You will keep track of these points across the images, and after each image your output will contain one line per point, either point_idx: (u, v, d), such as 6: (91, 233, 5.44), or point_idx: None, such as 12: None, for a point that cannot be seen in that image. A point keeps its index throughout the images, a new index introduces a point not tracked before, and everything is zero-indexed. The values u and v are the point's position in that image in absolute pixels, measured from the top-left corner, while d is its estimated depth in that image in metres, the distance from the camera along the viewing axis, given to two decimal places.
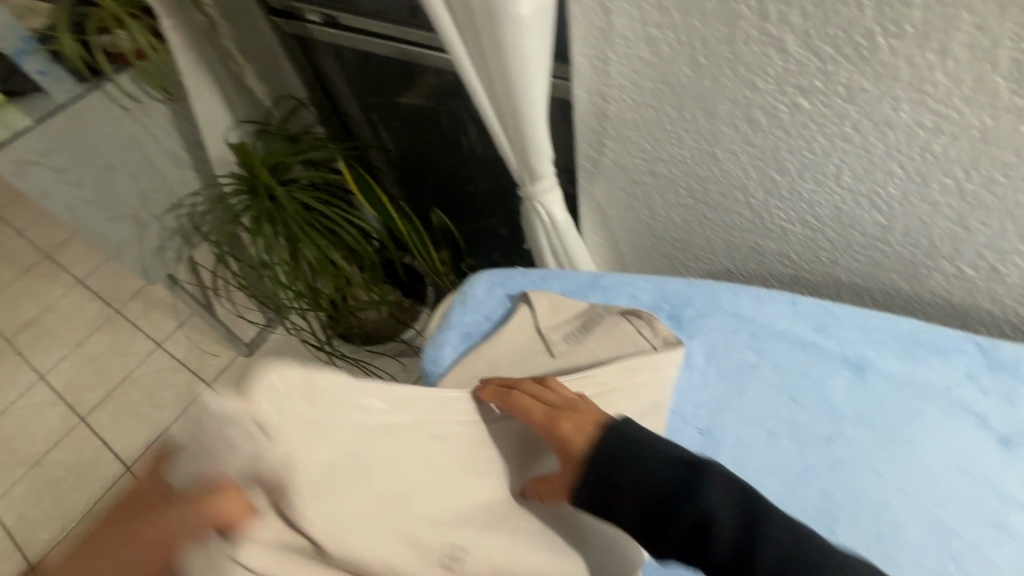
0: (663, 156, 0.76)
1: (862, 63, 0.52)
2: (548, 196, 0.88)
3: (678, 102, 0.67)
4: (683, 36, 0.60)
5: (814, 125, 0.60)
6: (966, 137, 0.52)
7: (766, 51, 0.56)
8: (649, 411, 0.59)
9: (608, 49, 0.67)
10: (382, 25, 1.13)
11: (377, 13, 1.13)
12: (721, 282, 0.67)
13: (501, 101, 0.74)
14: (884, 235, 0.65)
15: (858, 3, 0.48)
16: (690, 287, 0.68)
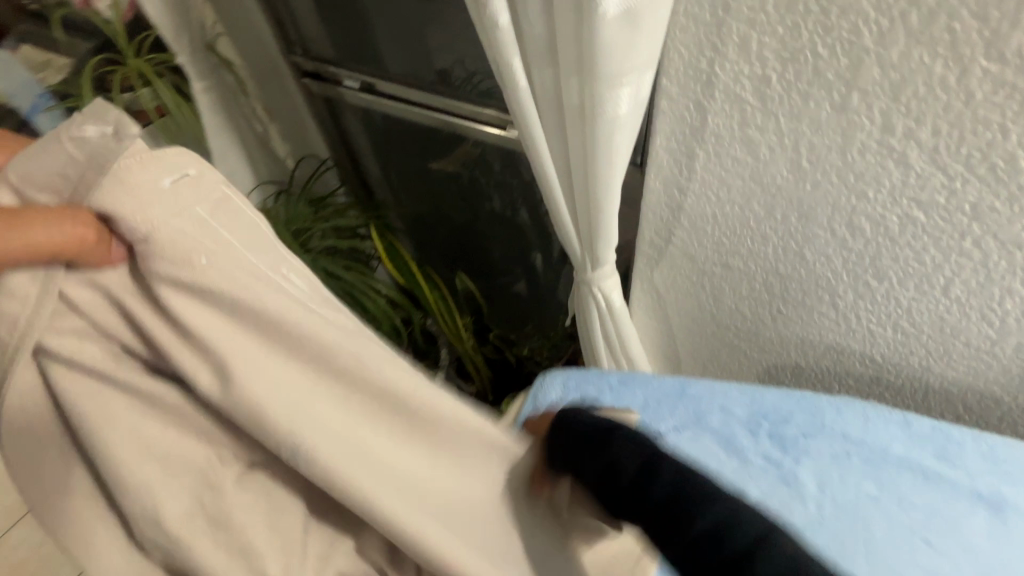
0: (742, 251, 0.72)
1: (997, 184, 0.49)
2: (607, 283, 0.84)
3: (770, 202, 0.64)
4: (789, 140, 0.57)
5: (928, 237, 0.56)
6: None
7: (885, 163, 0.53)
8: None
9: (697, 145, 0.64)
10: (425, 95, 1.08)
11: (421, 82, 1.08)
12: (821, 396, 0.62)
13: (578, 192, 0.69)
14: (991, 347, 0.62)
15: (1003, 127, 0.46)
16: (788, 401, 0.63)
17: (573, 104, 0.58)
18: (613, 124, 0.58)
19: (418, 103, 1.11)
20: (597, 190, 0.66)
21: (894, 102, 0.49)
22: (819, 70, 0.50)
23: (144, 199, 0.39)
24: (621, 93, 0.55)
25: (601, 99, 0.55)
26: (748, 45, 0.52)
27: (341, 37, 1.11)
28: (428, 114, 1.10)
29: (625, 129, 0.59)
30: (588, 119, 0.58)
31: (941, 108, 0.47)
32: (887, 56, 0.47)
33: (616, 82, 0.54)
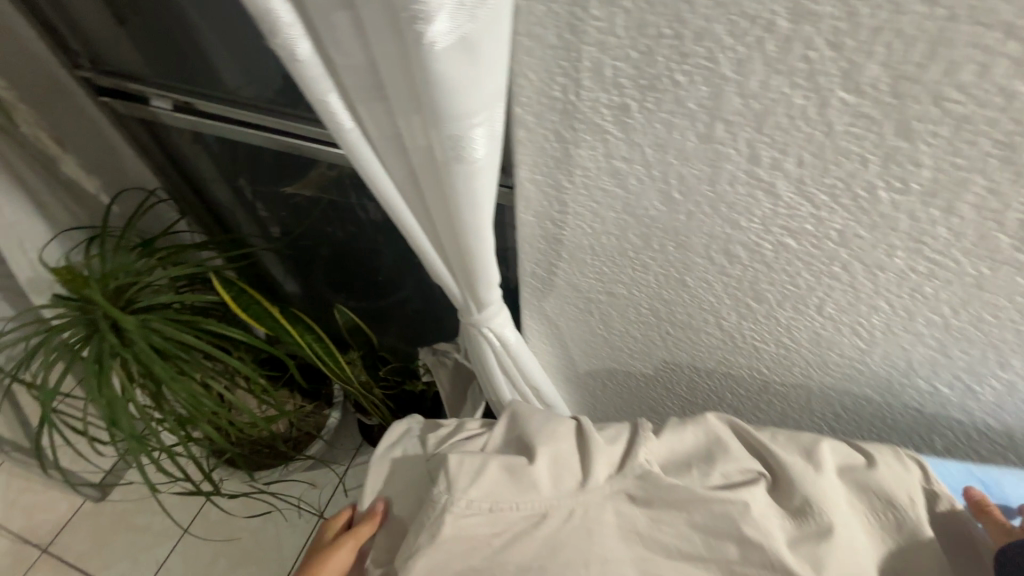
0: (623, 279, 0.68)
1: (860, 213, 0.47)
2: (496, 321, 0.77)
3: (644, 233, 0.59)
4: (656, 172, 0.52)
5: (800, 262, 0.54)
6: (959, 283, 0.49)
7: (754, 193, 0.50)
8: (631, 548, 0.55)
9: (564, 176, 0.57)
10: (305, 126, 0.94)
11: (298, 112, 0.93)
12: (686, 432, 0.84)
13: (445, 232, 0.59)
14: (862, 356, 0.63)
15: (863, 158, 0.43)
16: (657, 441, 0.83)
17: (422, 145, 0.48)
18: (475, 167, 0.49)
19: (295, 135, 0.97)
20: (467, 233, 0.57)
21: (758, 132, 0.45)
22: (680, 99, 0.45)
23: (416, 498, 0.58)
24: (477, 133, 0.46)
25: (455, 141, 0.46)
26: (602, 71, 0.45)
27: (170, 62, 0.96)
28: (313, 146, 0.96)
29: (488, 169, 0.50)
30: (445, 165, 0.48)
31: (804, 139, 0.44)
32: (746, 84, 0.42)
33: (470, 123, 0.45)
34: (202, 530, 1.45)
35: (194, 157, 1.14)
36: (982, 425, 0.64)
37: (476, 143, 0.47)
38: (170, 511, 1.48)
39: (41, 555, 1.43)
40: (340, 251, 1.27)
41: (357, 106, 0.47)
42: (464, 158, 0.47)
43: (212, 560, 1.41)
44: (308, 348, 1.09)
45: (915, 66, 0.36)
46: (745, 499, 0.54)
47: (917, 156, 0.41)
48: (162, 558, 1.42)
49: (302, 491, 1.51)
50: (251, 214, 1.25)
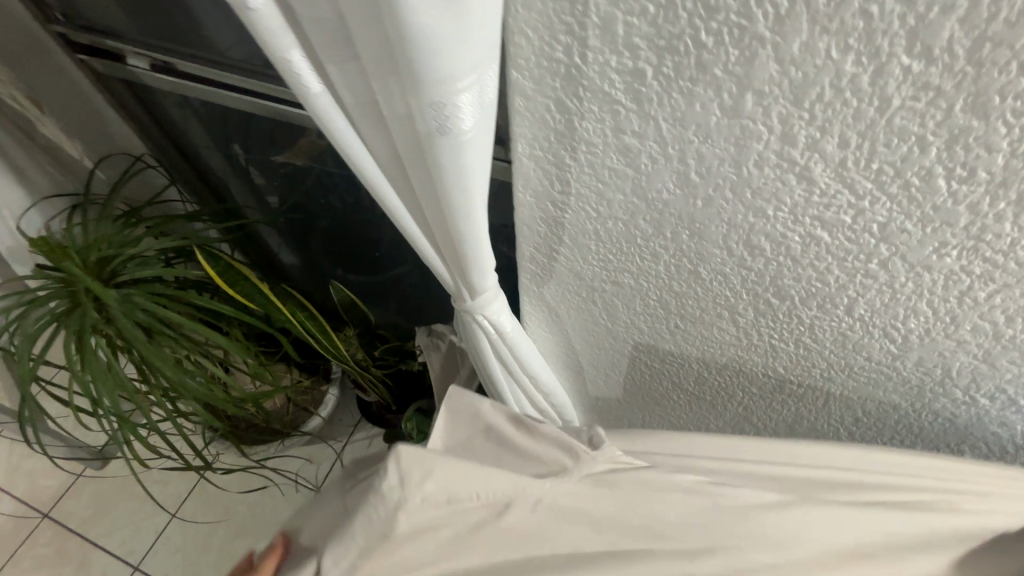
0: (630, 268, 0.62)
1: (910, 204, 0.40)
2: (491, 308, 0.71)
3: (655, 219, 0.53)
4: (671, 150, 0.45)
5: (831, 258, 0.48)
6: (1019, 288, 0.42)
7: (784, 177, 0.43)
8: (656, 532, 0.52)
9: (567, 153, 0.50)
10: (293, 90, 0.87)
11: None
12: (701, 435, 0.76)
13: (432, 213, 0.52)
14: (892, 362, 0.57)
15: (922, 140, 0.36)
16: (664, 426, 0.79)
17: (401, 113, 0.41)
18: (462, 140, 0.42)
19: (282, 100, 0.90)
20: (456, 214, 0.51)
21: (795, 106, 0.38)
22: (704, 64, 0.38)
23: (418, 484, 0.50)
24: (464, 99, 0.39)
25: (437, 108, 0.39)
26: (612, 28, 0.38)
27: (149, 18, 0.89)
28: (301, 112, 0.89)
29: (478, 142, 0.44)
30: (428, 137, 0.42)
31: (851, 116, 0.37)
32: (785, 47, 0.35)
33: (455, 87, 0.38)
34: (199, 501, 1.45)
35: (181, 121, 1.08)
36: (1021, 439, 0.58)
37: (462, 112, 0.40)
38: (167, 482, 1.48)
39: (42, 519, 1.45)
40: (336, 225, 1.21)
41: (326, 67, 0.40)
42: (449, 129, 0.41)
43: (209, 531, 1.42)
44: (299, 326, 1.05)
45: (1002, 25, 0.29)
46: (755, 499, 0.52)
47: (990, 139, 0.34)
48: (160, 528, 1.42)
49: (299, 467, 1.50)
50: (244, 184, 1.20)
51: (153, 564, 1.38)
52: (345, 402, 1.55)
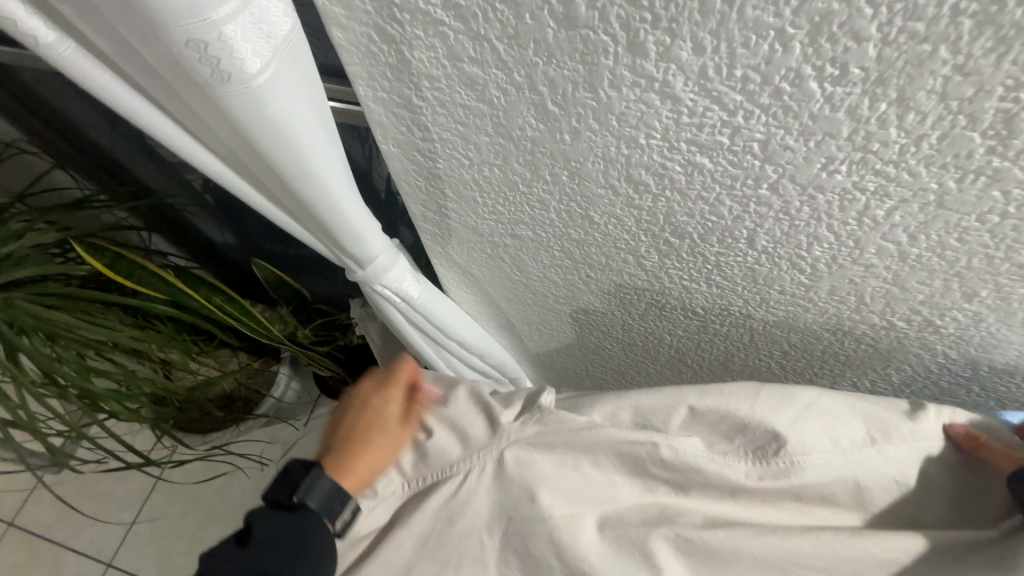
0: (522, 219, 0.56)
1: (786, 115, 0.34)
2: (390, 275, 0.65)
3: (529, 160, 0.46)
4: (519, 77, 0.38)
5: (719, 186, 0.42)
6: (917, 203, 0.37)
7: (646, 98, 0.36)
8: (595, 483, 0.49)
9: (412, 92, 0.43)
10: None
11: None
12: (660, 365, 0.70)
13: (268, 178, 0.45)
14: (805, 293, 0.52)
15: (780, 35, 0.29)
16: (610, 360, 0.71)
17: (166, 61, 0.33)
18: (254, 85, 0.35)
19: None
20: (293, 175, 0.44)
21: (633, 6, 0.31)
22: None
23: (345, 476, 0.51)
24: (231, 33, 0.32)
25: (199, 49, 0.32)
26: None
27: None
28: None
29: (279, 85, 0.36)
30: (207, 86, 0.34)
31: (697, 11, 0.30)
32: None
33: (209, 18, 0.30)
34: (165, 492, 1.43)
35: (50, 97, 0.97)
36: (944, 359, 0.55)
37: (238, 52, 0.33)
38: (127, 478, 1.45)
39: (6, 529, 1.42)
40: None
41: (67, 17, 0.32)
42: (228, 74, 0.33)
43: (178, 520, 1.40)
44: (217, 311, 0.99)
45: None
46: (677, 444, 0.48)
47: (856, 25, 0.28)
48: (128, 524, 1.41)
49: (262, 449, 1.48)
50: (140, 161, 1.09)
51: (126, 559, 1.37)
52: (301, 380, 1.51)
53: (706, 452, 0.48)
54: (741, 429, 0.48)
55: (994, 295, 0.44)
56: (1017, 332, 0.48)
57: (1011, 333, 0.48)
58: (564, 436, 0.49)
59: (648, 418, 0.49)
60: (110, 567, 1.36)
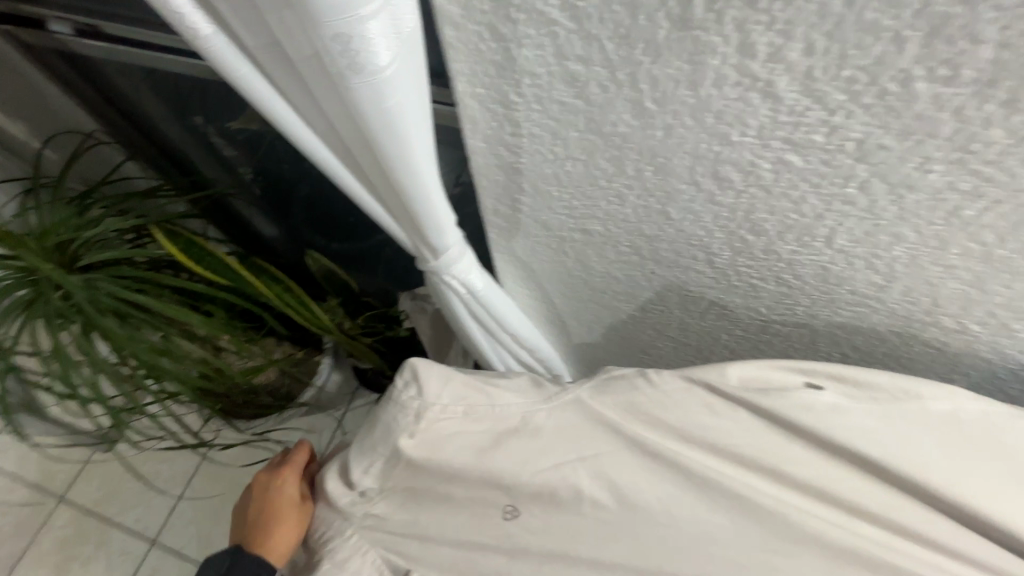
0: (596, 214, 0.58)
1: (887, 115, 0.36)
2: (458, 267, 0.68)
3: (616, 156, 0.48)
4: (621, 75, 0.40)
5: (806, 185, 0.44)
6: (1011, 203, 0.38)
7: (747, 97, 0.38)
8: (674, 461, 0.47)
9: (511, 89, 0.45)
10: None
11: None
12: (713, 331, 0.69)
13: (371, 166, 0.48)
14: (877, 294, 0.53)
15: (896, 37, 0.31)
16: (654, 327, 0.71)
17: (308, 54, 0.36)
18: (381, 78, 0.38)
19: None
20: (395, 165, 0.46)
21: (751, 8, 0.33)
22: None
23: (430, 435, 0.50)
24: (372, 29, 0.34)
25: (343, 43, 0.34)
26: None
27: None
28: None
29: (401, 79, 0.39)
30: (341, 78, 0.37)
31: (815, 14, 0.31)
32: None
33: (357, 14, 0.33)
34: (208, 474, 1.48)
35: (126, 91, 1.02)
36: (1013, 365, 0.55)
37: (374, 47, 0.35)
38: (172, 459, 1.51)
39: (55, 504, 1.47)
40: (299, 187, 1.16)
41: (219, 11, 0.36)
42: (362, 66, 0.36)
43: (219, 503, 1.45)
44: (274, 299, 1.02)
45: None
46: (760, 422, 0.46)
47: (976, 28, 0.29)
48: (172, 504, 1.46)
49: (300, 438, 1.52)
50: (203, 154, 1.14)
51: (170, 537, 1.42)
52: (341, 371, 1.55)
53: (784, 449, 0.46)
54: (840, 407, 0.45)
55: None
56: None
57: None
58: (642, 404, 0.48)
59: (733, 401, 0.47)
60: (155, 544, 1.41)
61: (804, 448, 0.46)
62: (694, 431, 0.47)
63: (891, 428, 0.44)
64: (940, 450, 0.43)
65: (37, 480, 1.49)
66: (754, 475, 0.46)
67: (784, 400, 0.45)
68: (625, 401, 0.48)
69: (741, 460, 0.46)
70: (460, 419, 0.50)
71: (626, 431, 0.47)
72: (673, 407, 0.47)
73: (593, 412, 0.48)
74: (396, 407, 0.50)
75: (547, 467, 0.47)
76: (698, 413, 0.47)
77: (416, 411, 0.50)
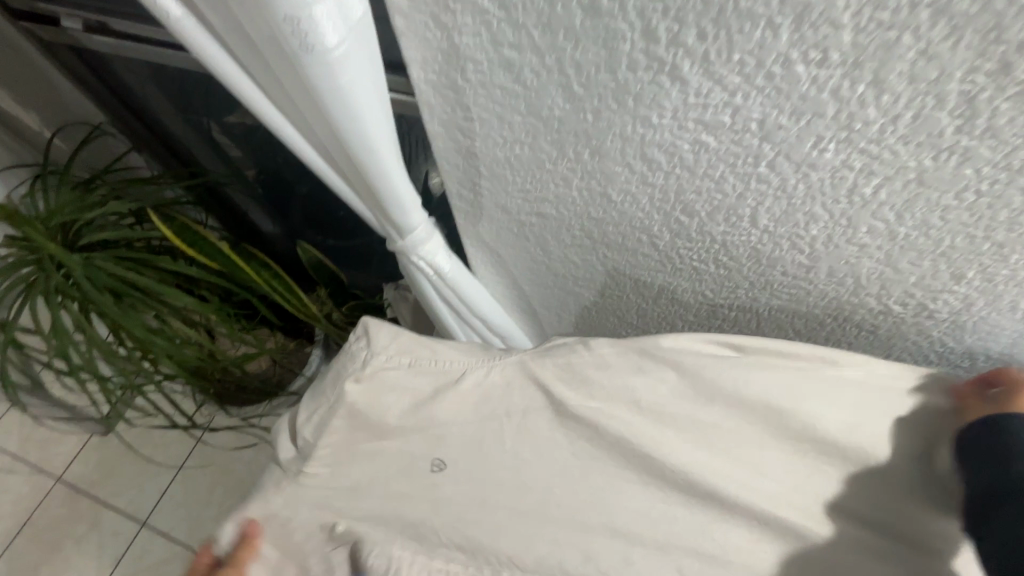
0: (548, 197, 0.62)
1: (778, 96, 0.40)
2: (425, 248, 0.72)
3: (556, 139, 0.53)
4: (549, 60, 0.44)
5: (723, 165, 0.47)
6: (900, 180, 0.42)
7: (658, 80, 0.42)
8: (602, 419, 0.51)
9: (459, 75, 0.50)
10: None
11: None
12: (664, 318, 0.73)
13: (332, 144, 0.53)
14: (806, 274, 0.56)
15: (771, 22, 0.35)
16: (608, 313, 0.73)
17: (266, 36, 0.42)
18: (331, 58, 0.42)
19: None
20: (353, 142, 0.51)
21: None
22: None
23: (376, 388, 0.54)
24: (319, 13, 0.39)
25: (294, 25, 0.39)
26: None
27: None
28: None
29: (351, 61, 0.44)
30: (295, 57, 0.42)
31: (700, 2, 0.36)
32: None
33: None
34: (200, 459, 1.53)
35: (133, 85, 1.08)
36: (940, 347, 0.58)
37: (322, 30, 0.40)
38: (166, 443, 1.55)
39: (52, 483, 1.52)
40: (292, 181, 1.21)
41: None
42: (312, 46, 0.41)
43: (209, 487, 1.50)
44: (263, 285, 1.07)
45: None
46: (682, 387, 0.50)
47: (833, 14, 0.33)
48: (163, 487, 1.50)
49: None
50: (204, 148, 1.20)
51: (160, 518, 1.46)
52: None
53: (701, 409, 0.50)
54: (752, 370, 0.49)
55: (979, 276, 0.47)
56: (1007, 318, 0.50)
57: (1002, 319, 0.51)
58: (574, 366, 0.52)
59: (659, 367, 0.51)
60: (145, 525, 1.46)
61: (721, 409, 0.50)
62: (621, 391, 0.51)
63: (800, 393, 0.48)
64: (841, 415, 0.47)
65: (37, 459, 1.54)
66: (671, 432, 0.50)
67: (707, 367, 0.50)
68: (561, 363, 0.53)
69: (661, 419, 0.50)
70: (404, 371, 0.54)
71: (560, 388, 0.52)
72: (603, 369, 0.52)
73: (534, 372, 0.53)
74: (347, 356, 0.56)
75: (484, 423, 0.53)
76: (625, 375, 0.52)
77: (363, 360, 0.55)
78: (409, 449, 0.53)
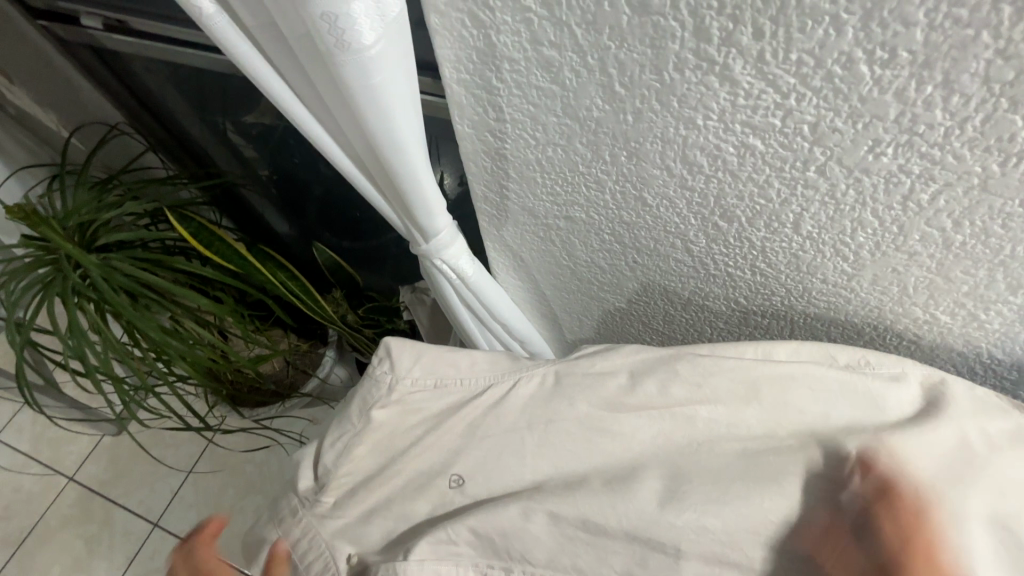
0: (579, 201, 0.60)
1: (836, 98, 0.38)
2: (448, 252, 0.71)
3: (591, 141, 0.51)
4: (591, 59, 0.43)
5: (769, 169, 0.46)
6: (961, 185, 0.40)
7: (706, 80, 0.41)
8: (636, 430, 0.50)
9: (494, 75, 0.48)
10: None
11: None
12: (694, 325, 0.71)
13: (361, 144, 0.51)
14: (849, 283, 0.54)
15: (835, 20, 0.33)
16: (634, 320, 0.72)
17: (301, 33, 0.40)
18: (366, 56, 0.41)
19: None
20: (382, 143, 0.49)
21: None
22: None
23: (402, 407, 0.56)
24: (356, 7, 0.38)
25: (330, 20, 0.38)
26: None
27: None
28: None
29: (387, 58, 0.42)
30: (329, 54, 0.41)
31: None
32: None
33: None
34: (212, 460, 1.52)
35: (150, 85, 1.08)
36: (988, 359, 0.56)
37: (359, 25, 0.39)
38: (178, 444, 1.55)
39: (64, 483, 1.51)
40: (308, 183, 1.20)
41: None
42: (347, 42, 0.40)
43: (221, 488, 1.49)
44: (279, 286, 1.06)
45: None
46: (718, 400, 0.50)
47: (905, 10, 0.31)
48: (175, 488, 1.49)
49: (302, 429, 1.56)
50: (219, 148, 1.19)
51: (171, 520, 1.45)
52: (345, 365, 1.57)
53: (737, 418, 0.49)
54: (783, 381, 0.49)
55: None
56: None
57: None
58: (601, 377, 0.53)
59: (691, 378, 0.51)
60: (156, 526, 1.45)
61: (757, 420, 0.49)
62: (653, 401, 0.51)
63: (829, 403, 0.48)
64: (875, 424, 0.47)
65: (49, 459, 1.54)
66: (710, 445, 0.49)
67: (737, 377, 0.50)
68: (589, 374, 0.53)
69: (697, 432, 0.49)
70: (428, 391, 0.56)
71: (591, 397, 0.52)
72: (635, 379, 0.52)
73: (565, 382, 0.53)
74: (373, 380, 0.57)
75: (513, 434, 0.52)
76: (658, 386, 0.51)
77: (388, 385, 0.57)
78: (442, 470, 0.52)
